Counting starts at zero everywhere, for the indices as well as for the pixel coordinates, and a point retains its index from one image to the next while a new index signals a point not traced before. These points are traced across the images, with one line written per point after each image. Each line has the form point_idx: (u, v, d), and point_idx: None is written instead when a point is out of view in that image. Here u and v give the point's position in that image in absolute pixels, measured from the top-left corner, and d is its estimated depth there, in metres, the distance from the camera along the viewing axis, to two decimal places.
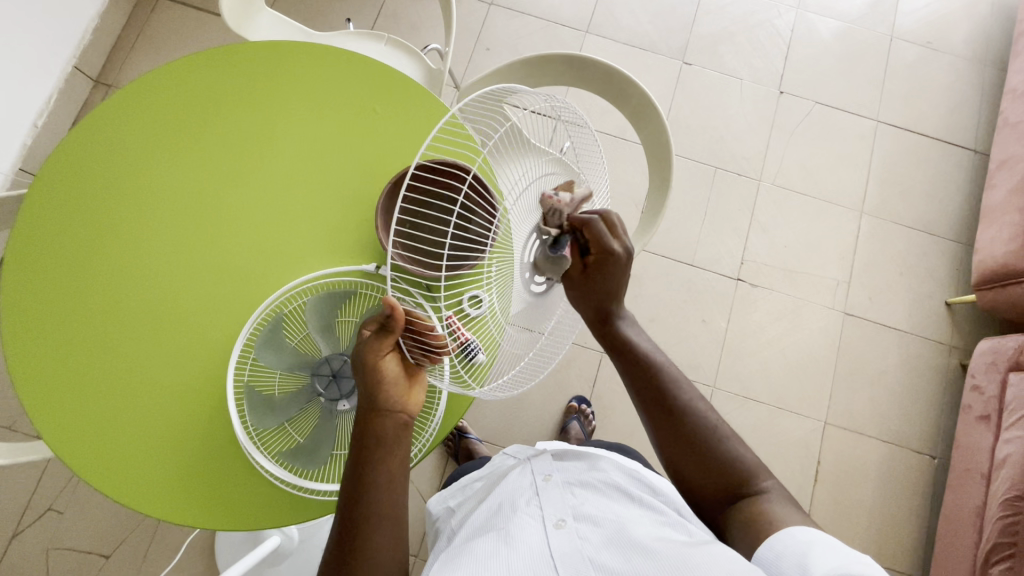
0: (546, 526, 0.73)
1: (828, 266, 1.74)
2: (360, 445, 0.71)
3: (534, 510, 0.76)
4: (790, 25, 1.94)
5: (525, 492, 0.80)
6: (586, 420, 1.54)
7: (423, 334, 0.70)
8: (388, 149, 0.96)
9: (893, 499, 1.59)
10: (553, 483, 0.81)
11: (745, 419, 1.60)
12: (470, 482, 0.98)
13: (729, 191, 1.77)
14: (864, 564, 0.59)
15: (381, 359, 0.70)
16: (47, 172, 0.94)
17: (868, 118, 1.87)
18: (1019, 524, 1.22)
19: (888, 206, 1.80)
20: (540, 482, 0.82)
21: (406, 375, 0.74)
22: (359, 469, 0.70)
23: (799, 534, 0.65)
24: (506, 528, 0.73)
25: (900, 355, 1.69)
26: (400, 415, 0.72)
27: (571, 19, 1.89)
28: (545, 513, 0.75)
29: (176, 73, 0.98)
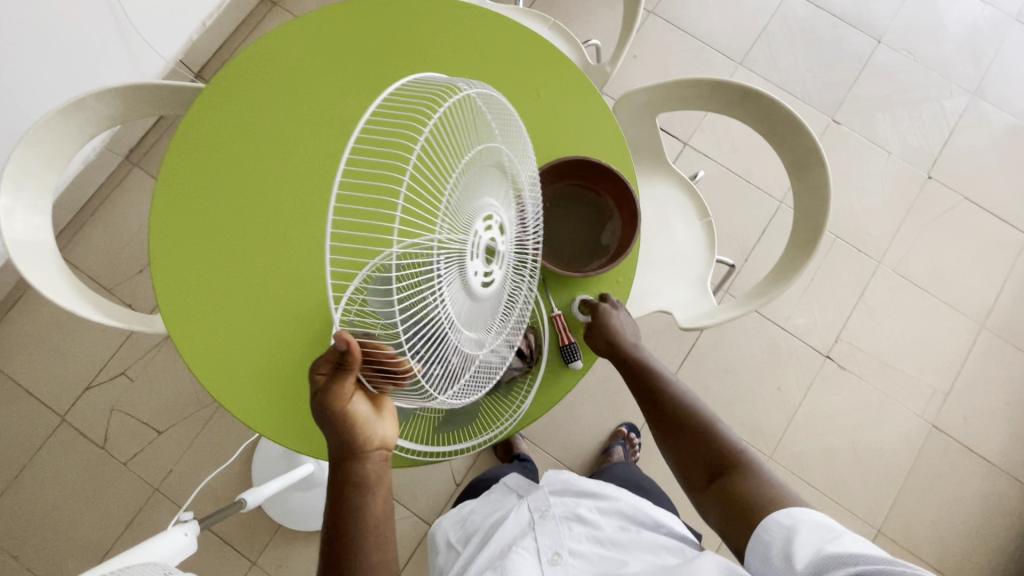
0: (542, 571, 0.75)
1: (928, 371, 1.62)
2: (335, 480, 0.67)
3: (532, 552, 0.78)
4: (960, 109, 1.80)
5: (523, 530, 0.81)
6: (631, 447, 1.50)
7: (386, 365, 0.57)
8: (545, 136, 0.97)
9: None
10: (550, 520, 0.81)
11: None
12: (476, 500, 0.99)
13: (844, 264, 1.67)
14: (845, 542, 0.62)
15: (347, 404, 0.63)
16: (200, 105, 0.97)
17: (1019, 230, 1.72)
18: None
19: (1014, 327, 1.65)
20: (536, 521, 0.82)
21: (376, 408, 0.66)
22: (342, 504, 0.66)
23: (784, 518, 0.67)
24: (502, 567, 0.75)
25: (981, 488, 1.55)
26: (380, 453, 0.67)
27: (727, 47, 1.82)
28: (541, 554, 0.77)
29: (337, 32, 1.00)
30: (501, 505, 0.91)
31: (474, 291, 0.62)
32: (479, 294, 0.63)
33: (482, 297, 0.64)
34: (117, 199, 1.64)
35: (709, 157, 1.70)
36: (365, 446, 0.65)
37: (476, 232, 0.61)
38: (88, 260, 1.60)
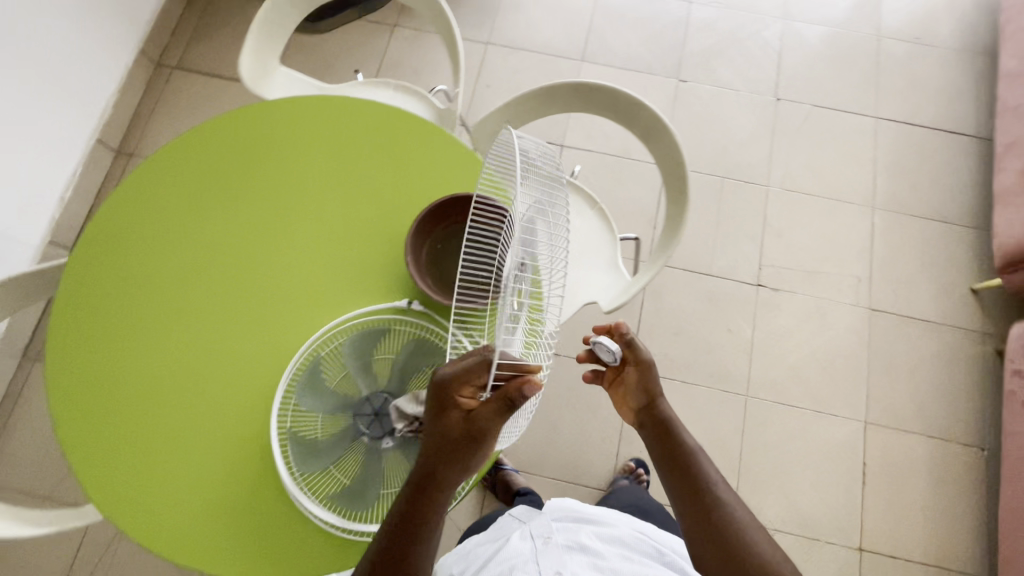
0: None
1: (846, 263, 1.73)
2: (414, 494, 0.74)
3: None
4: (779, 35, 1.99)
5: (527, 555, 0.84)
6: (638, 483, 1.47)
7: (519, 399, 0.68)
8: (413, 188, 1.01)
9: (946, 497, 1.53)
10: (554, 545, 0.85)
11: (783, 426, 1.57)
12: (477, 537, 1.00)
13: (739, 199, 1.79)
14: None
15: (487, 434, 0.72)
16: (85, 245, 0.97)
17: (867, 116, 1.90)
18: None
19: (899, 199, 1.81)
20: (539, 546, 0.85)
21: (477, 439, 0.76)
22: (408, 522, 0.73)
23: None
24: None
25: (933, 347, 1.66)
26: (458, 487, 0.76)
27: (565, 50, 1.96)
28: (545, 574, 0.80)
29: (206, 142, 1.03)
30: (501, 535, 0.93)
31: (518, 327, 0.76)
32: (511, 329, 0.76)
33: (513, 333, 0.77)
34: (26, 402, 1.55)
35: (588, 150, 1.80)
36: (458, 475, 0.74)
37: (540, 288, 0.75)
38: (15, 476, 1.48)
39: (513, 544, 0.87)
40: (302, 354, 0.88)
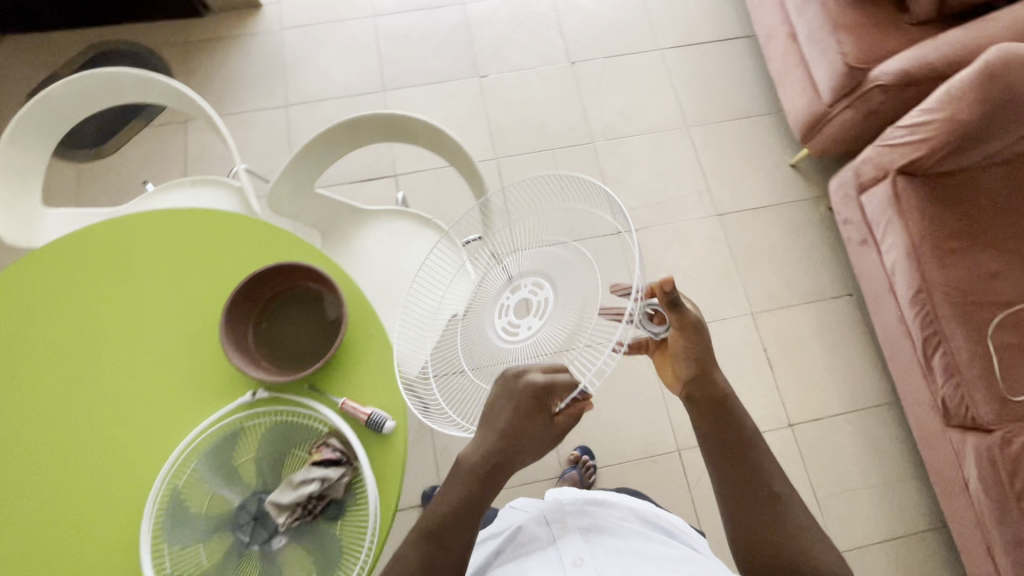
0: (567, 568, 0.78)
1: (684, 183, 1.87)
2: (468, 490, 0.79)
3: (555, 556, 0.80)
4: (552, 6, 2.12)
5: (544, 540, 0.84)
6: (585, 470, 1.52)
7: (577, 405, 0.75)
8: (218, 280, 0.97)
9: (840, 348, 1.69)
10: (570, 524, 0.85)
11: None
12: (493, 519, 0.99)
13: (572, 163, 1.88)
14: None
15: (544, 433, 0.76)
16: None
17: (653, 50, 2.06)
18: (931, 314, 1.37)
19: (705, 111, 1.97)
20: (553, 527, 0.85)
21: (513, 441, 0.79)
22: (463, 521, 0.79)
23: None
24: None
25: (781, 226, 1.82)
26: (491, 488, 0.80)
27: (365, 87, 1.98)
28: (563, 555, 0.80)
29: (1, 295, 0.97)
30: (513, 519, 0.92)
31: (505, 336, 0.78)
32: (509, 332, 0.77)
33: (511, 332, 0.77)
34: None
35: (420, 171, 1.77)
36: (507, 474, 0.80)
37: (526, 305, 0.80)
38: None
39: (528, 531, 0.86)
40: (154, 493, 0.82)
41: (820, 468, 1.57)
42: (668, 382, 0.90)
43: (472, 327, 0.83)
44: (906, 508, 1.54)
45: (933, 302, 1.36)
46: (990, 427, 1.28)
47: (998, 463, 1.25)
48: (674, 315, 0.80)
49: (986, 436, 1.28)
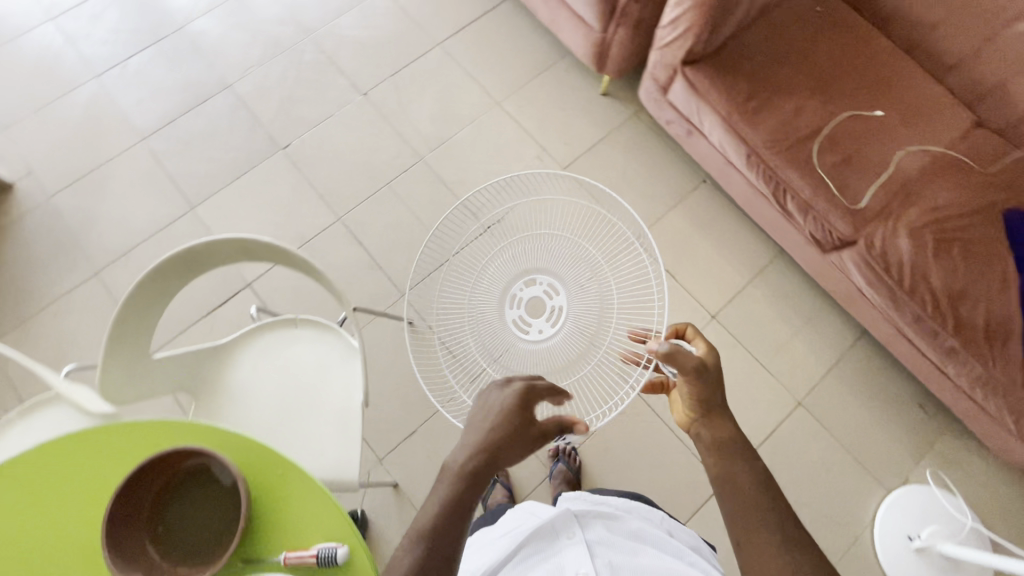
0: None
1: (521, 155, 1.90)
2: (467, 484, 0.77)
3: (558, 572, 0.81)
4: (318, 49, 2.04)
5: (552, 554, 0.84)
6: (569, 457, 1.54)
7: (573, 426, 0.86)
8: (85, 512, 0.85)
9: (718, 230, 1.80)
10: (577, 537, 0.84)
11: None
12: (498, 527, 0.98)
13: (412, 187, 1.85)
14: None
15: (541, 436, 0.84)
16: None
17: (432, 48, 2.05)
18: (769, 168, 1.49)
19: (506, 82, 2.00)
20: (562, 544, 0.84)
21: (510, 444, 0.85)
22: (454, 527, 0.73)
23: None
24: None
25: (621, 151, 1.91)
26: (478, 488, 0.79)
27: (172, 214, 1.82)
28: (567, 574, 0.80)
29: None
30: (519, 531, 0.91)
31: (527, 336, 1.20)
32: (523, 327, 1.21)
33: (528, 326, 1.21)
34: None
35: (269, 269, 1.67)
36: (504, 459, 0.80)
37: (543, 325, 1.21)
38: None
39: (535, 548, 0.86)
40: None
41: (752, 338, 1.69)
42: (682, 422, 0.91)
43: (492, 322, 1.22)
44: (830, 332, 1.71)
45: (764, 158, 1.48)
46: (854, 238, 1.43)
47: (874, 265, 1.40)
48: (673, 358, 0.84)
49: (855, 247, 1.43)
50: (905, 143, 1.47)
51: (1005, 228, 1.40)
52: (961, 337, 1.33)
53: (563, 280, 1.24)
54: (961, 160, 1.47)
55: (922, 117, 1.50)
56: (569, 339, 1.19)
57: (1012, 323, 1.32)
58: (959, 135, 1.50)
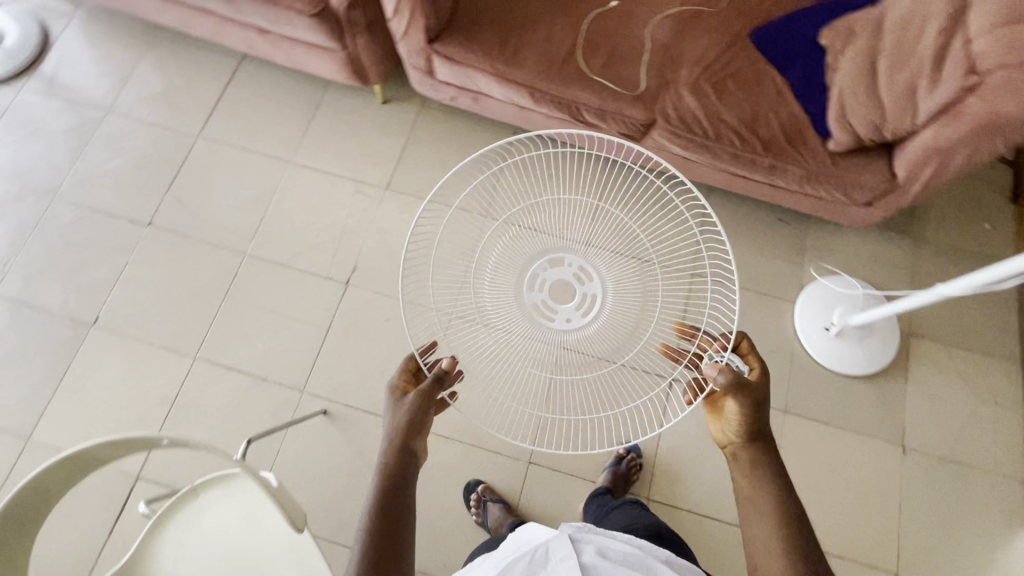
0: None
1: (340, 198, 1.82)
2: (399, 458, 0.94)
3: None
4: (70, 205, 1.80)
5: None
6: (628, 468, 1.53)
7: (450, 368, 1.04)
8: None
9: (549, 168, 1.86)
10: (570, 558, 0.86)
11: None
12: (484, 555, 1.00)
13: (251, 285, 1.71)
14: None
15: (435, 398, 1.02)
16: None
17: (193, 143, 1.88)
18: (553, 97, 1.53)
19: (285, 137, 1.89)
20: (554, 566, 0.87)
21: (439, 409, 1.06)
22: (396, 495, 0.90)
23: None
24: None
25: (427, 145, 1.89)
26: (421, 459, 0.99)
27: (7, 458, 1.55)
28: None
29: None
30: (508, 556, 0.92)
31: (566, 326, 1.20)
32: (551, 317, 1.21)
33: (556, 311, 1.21)
34: None
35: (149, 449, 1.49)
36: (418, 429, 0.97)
37: (582, 317, 1.21)
38: None
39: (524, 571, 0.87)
40: None
41: None
42: (719, 439, 1.00)
43: (516, 310, 1.20)
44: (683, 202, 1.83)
45: (545, 90, 1.52)
46: (652, 118, 1.52)
47: (679, 131, 1.50)
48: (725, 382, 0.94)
49: (657, 124, 1.52)
50: (646, 18, 1.57)
51: (756, 49, 1.54)
52: (769, 154, 1.47)
53: (596, 263, 1.24)
54: (697, 9, 1.59)
55: None
56: (599, 331, 1.21)
57: (800, 122, 1.47)
58: None
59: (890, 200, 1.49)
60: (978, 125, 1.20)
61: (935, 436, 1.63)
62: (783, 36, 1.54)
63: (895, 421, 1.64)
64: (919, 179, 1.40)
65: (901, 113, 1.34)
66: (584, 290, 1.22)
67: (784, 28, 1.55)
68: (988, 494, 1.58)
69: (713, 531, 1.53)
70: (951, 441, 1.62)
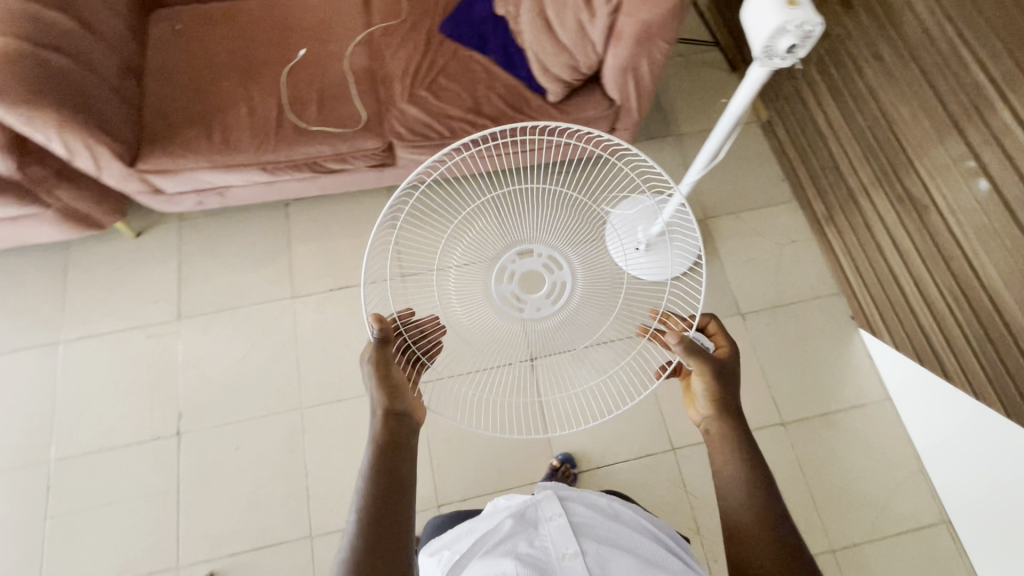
0: (554, 562, 0.79)
1: (132, 352, 1.66)
2: (387, 423, 0.88)
3: (538, 553, 0.81)
4: None
5: (536, 535, 0.84)
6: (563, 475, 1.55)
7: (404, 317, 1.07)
8: None
9: (333, 224, 1.82)
10: (561, 516, 0.85)
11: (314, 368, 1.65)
12: (460, 529, 0.95)
13: (71, 490, 1.51)
14: None
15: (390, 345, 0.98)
16: None
17: None
18: (286, 163, 1.49)
19: (42, 320, 1.69)
20: (545, 526, 0.85)
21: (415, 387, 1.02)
22: (391, 461, 0.83)
23: None
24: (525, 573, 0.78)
25: (202, 257, 1.77)
26: (416, 418, 0.93)
27: None
28: (551, 552, 0.81)
29: None
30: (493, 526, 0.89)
31: (530, 311, 1.18)
32: (518, 302, 1.19)
33: (526, 301, 1.19)
34: None
35: None
36: (405, 400, 0.92)
37: (551, 305, 1.19)
38: None
39: (513, 532, 0.85)
40: None
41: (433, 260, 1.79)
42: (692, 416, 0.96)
43: (486, 292, 1.20)
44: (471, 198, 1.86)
45: (274, 160, 1.48)
46: (387, 141, 1.52)
47: (416, 142, 1.52)
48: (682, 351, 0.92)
49: (395, 145, 1.53)
50: (339, 54, 1.56)
51: (450, 41, 1.59)
52: (503, 128, 1.53)
53: (565, 253, 1.21)
54: (382, 26, 1.60)
55: (329, 27, 1.60)
56: (568, 314, 1.19)
57: (514, 86, 1.55)
58: (362, 12, 1.62)
59: (624, 120, 1.60)
60: (639, 35, 1.30)
61: (759, 293, 1.81)
62: (468, 20, 1.58)
63: (725, 297, 1.80)
64: (631, 95, 1.52)
65: (583, 49, 1.42)
66: (555, 278, 1.20)
67: (466, 12, 1.59)
68: (819, 316, 1.78)
69: (618, 473, 1.60)
70: (773, 291, 1.81)
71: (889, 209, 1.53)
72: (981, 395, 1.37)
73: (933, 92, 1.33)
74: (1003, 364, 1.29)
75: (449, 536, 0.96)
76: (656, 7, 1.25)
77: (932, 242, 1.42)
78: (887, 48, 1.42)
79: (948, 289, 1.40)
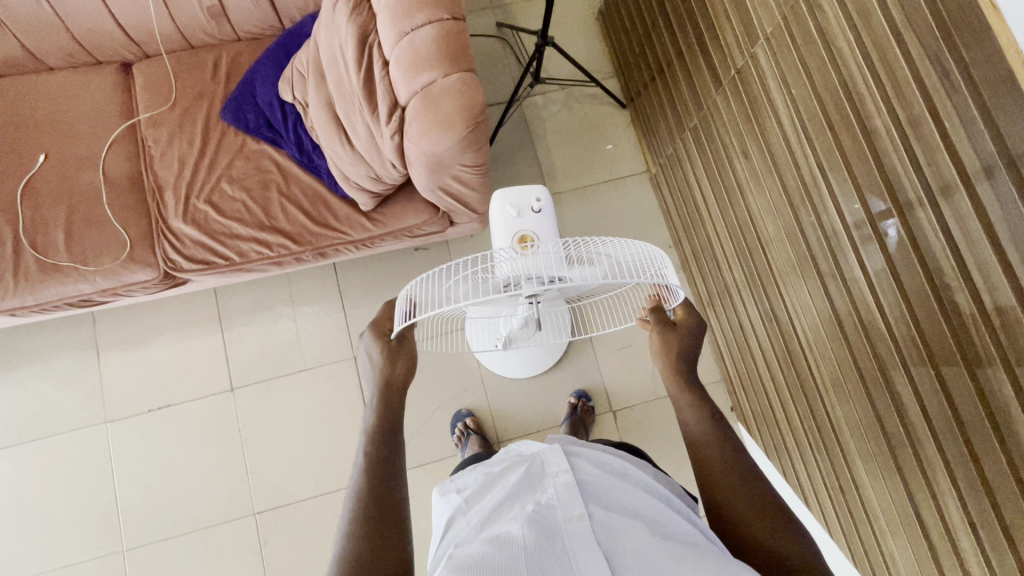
0: (558, 523, 0.59)
1: None
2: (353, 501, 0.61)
3: (543, 511, 0.60)
4: None
5: (539, 493, 0.63)
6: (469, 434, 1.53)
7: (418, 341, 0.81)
8: None
9: (160, 329, 1.60)
10: (568, 473, 0.65)
11: (150, 498, 1.50)
12: (473, 472, 0.73)
13: None
14: None
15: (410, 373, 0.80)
16: None
17: None
18: (50, 306, 1.23)
19: None
20: (547, 484, 0.65)
21: None
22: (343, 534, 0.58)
23: None
24: (512, 522, 0.59)
25: (10, 384, 1.54)
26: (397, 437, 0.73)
27: None
28: (555, 512, 0.60)
29: None
30: (497, 483, 0.68)
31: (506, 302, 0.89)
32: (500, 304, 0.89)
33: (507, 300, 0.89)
34: None
35: None
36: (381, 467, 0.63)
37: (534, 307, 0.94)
38: None
39: (514, 479, 0.66)
40: None
41: (276, 360, 1.59)
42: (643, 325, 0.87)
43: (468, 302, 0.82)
44: (312, 289, 1.63)
45: (30, 306, 1.21)
46: (162, 271, 1.24)
47: (195, 270, 1.23)
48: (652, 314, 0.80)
49: (172, 273, 1.24)
50: (92, 157, 1.25)
51: (235, 130, 1.27)
52: (305, 248, 1.24)
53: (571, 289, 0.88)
54: (149, 115, 1.28)
55: (78, 119, 1.27)
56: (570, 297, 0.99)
57: (317, 191, 1.25)
58: (121, 96, 1.30)
59: (462, 219, 1.31)
60: (427, 164, 1.03)
61: (632, 383, 1.65)
62: (251, 105, 1.26)
63: (595, 389, 1.65)
64: (455, 206, 1.22)
65: (380, 161, 1.13)
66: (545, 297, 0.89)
67: (248, 93, 1.26)
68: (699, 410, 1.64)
69: None
70: (648, 379, 1.65)
71: (756, 315, 1.35)
72: (826, 518, 1.26)
73: (793, 213, 1.11)
74: (846, 505, 1.17)
75: (464, 474, 0.73)
76: (438, 139, 0.97)
77: (794, 370, 1.25)
78: (752, 145, 1.19)
79: (806, 423, 1.24)
